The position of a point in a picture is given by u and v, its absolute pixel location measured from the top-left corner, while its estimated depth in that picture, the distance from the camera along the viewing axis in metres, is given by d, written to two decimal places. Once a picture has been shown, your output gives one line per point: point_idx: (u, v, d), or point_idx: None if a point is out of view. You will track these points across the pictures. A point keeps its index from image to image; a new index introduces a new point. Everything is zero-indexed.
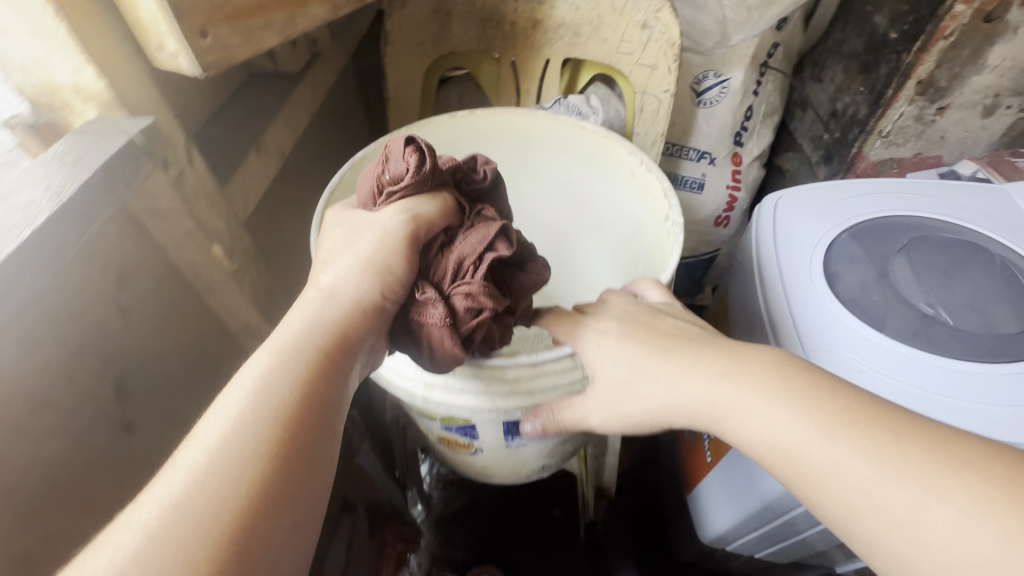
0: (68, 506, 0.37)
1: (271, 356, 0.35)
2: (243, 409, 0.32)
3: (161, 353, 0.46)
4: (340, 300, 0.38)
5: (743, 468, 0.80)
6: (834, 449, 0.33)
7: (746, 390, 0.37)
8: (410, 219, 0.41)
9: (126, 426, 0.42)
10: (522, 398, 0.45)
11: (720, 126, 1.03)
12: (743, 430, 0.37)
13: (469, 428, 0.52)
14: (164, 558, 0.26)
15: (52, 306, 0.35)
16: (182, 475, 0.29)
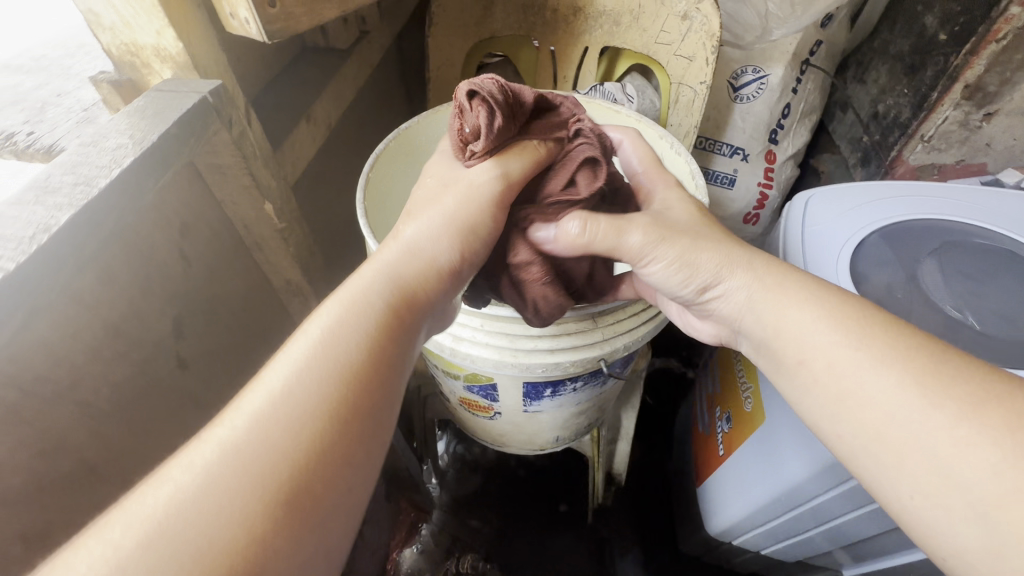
0: (127, 421, 0.41)
1: (349, 302, 0.34)
2: (315, 354, 0.31)
3: (213, 300, 0.50)
4: (417, 256, 0.38)
5: (757, 461, 0.80)
6: (856, 356, 0.36)
7: (775, 324, 0.41)
8: (500, 177, 0.42)
9: (180, 362, 0.46)
10: (544, 354, 0.47)
11: (756, 122, 1.02)
12: (790, 317, 0.40)
13: (490, 388, 0.55)
14: (220, 506, 0.25)
15: (125, 243, 0.39)
16: (248, 413, 0.28)
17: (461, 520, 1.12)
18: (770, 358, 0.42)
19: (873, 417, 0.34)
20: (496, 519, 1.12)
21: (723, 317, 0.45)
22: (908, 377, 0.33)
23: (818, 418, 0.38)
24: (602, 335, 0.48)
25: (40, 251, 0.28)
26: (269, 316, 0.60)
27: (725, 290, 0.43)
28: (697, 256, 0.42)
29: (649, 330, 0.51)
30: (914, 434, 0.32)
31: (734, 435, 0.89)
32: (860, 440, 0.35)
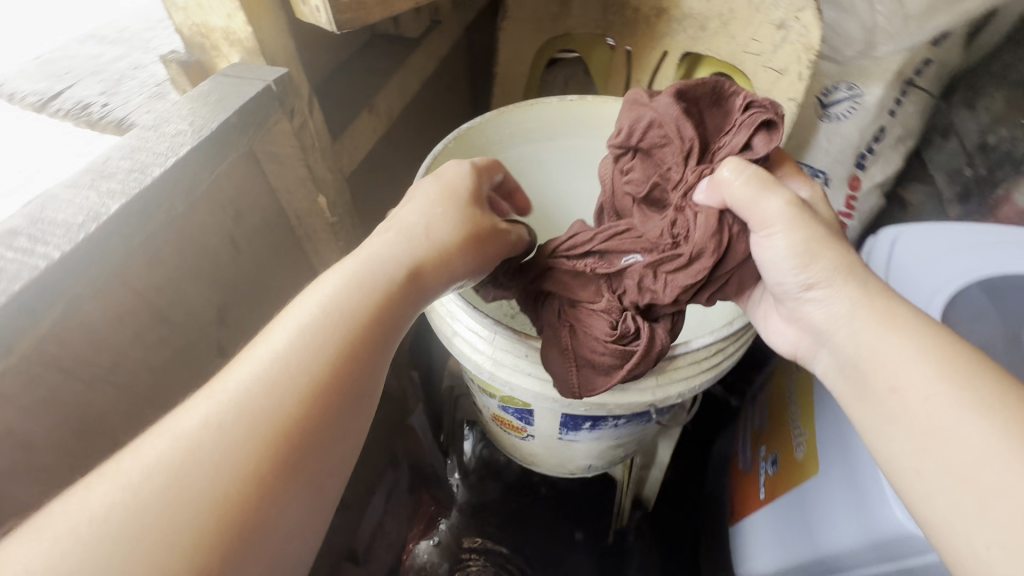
0: (160, 401, 0.41)
1: (361, 279, 0.34)
2: (319, 329, 0.31)
3: (259, 290, 0.49)
4: (429, 246, 0.37)
5: (801, 511, 0.75)
6: (955, 393, 0.32)
7: (868, 344, 0.37)
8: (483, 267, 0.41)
9: (220, 349, 0.46)
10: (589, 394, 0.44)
11: (843, 144, 0.92)
12: (899, 341, 0.35)
13: (526, 411, 0.52)
14: (178, 482, 0.24)
15: (174, 228, 0.38)
16: (239, 381, 0.28)
17: (479, 522, 1.10)
18: (853, 381, 0.38)
19: (961, 457, 0.31)
20: (515, 527, 1.09)
21: (811, 323, 0.41)
22: (1013, 427, 0.30)
23: (892, 444, 0.34)
24: (656, 381, 0.44)
25: (86, 239, 0.27)
26: None
27: (827, 296, 0.39)
28: (814, 259, 0.38)
29: (705, 379, 0.46)
30: (1012, 488, 0.29)
31: (779, 480, 0.83)
32: (940, 479, 0.31)
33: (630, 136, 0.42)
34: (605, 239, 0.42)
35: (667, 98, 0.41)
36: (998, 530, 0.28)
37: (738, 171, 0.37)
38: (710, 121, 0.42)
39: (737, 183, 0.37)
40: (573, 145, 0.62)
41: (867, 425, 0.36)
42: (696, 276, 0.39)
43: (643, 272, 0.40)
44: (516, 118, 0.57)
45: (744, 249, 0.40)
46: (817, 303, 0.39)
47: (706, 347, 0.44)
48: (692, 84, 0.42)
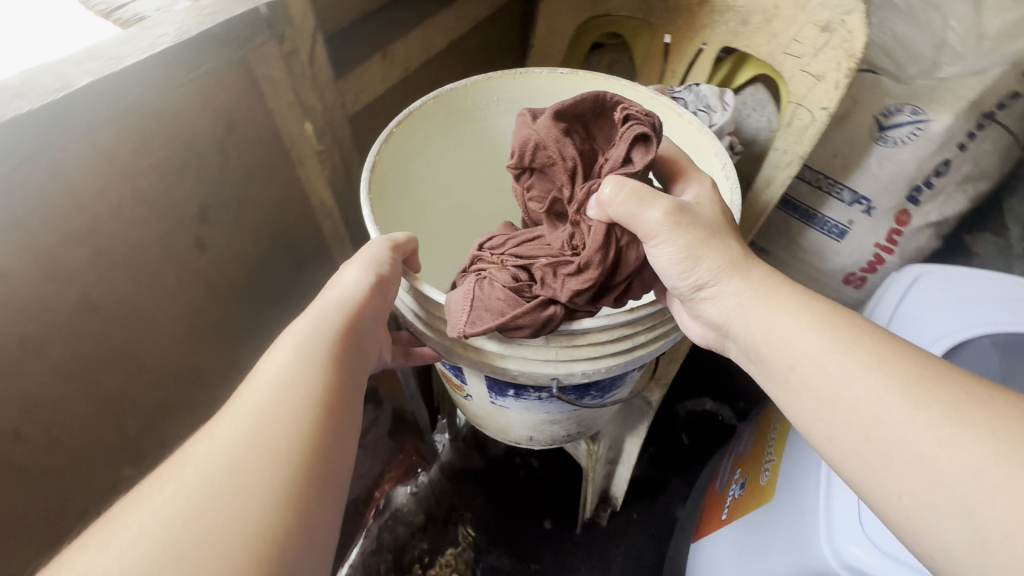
0: (135, 274, 0.47)
1: (325, 323, 0.43)
2: (301, 357, 0.41)
3: (246, 200, 0.55)
4: (381, 292, 0.46)
5: (752, 537, 0.71)
6: (841, 360, 0.37)
7: (762, 326, 0.41)
8: (382, 299, 0.46)
9: (198, 244, 0.52)
10: (488, 359, 0.47)
11: (895, 174, 0.79)
12: (785, 322, 0.40)
13: (460, 371, 0.54)
14: (199, 525, 0.32)
15: (161, 125, 0.44)
16: (224, 448, 0.36)
17: (457, 483, 1.07)
18: (760, 364, 0.41)
19: (859, 418, 0.35)
20: (488, 494, 1.06)
21: (709, 319, 0.44)
22: (894, 382, 0.35)
23: (804, 416, 0.38)
24: (557, 356, 0.45)
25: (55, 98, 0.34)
26: (305, 234, 0.65)
27: (718, 293, 0.42)
28: (710, 248, 0.42)
29: (616, 362, 0.46)
30: (902, 437, 0.33)
31: (742, 502, 0.79)
32: (848, 442, 0.35)
33: (525, 159, 0.47)
34: (519, 243, 0.49)
35: (546, 120, 0.46)
36: (907, 481, 0.32)
37: (617, 189, 0.40)
38: (598, 141, 0.48)
39: (617, 201, 0.40)
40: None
41: (782, 401, 0.40)
42: (585, 281, 0.43)
43: (545, 269, 0.44)
44: (504, 89, 0.59)
45: (636, 256, 0.44)
46: (710, 295, 0.42)
47: (613, 331, 0.44)
48: (573, 104, 0.46)
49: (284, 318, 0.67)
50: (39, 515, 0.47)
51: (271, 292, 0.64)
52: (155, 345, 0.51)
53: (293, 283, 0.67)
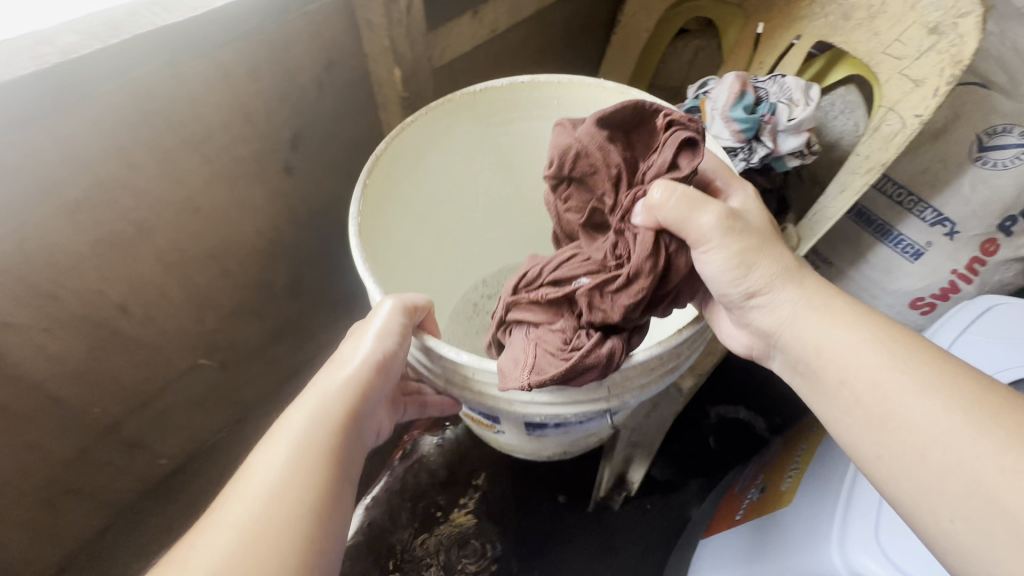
0: (232, 185, 0.53)
1: (327, 406, 0.40)
2: (299, 449, 0.37)
3: (333, 134, 0.60)
4: (388, 367, 0.43)
5: (757, 542, 0.68)
6: (899, 378, 0.34)
7: (814, 340, 0.38)
8: (388, 374, 0.43)
9: (286, 168, 0.57)
10: (528, 410, 0.44)
11: (991, 199, 0.66)
12: (840, 335, 0.37)
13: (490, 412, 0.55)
14: None
15: (271, 54, 0.49)
16: (214, 551, 0.33)
17: None
18: (808, 377, 0.39)
19: (911, 437, 0.33)
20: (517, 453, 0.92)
21: (758, 329, 0.41)
22: (955, 402, 0.33)
23: (852, 435, 0.36)
24: (606, 394, 0.43)
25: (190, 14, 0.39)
26: None
27: (769, 302, 0.39)
28: (764, 251, 0.39)
29: (655, 381, 0.46)
30: (960, 461, 0.31)
31: (760, 505, 0.77)
32: (899, 465, 0.33)
33: (562, 168, 0.43)
34: (557, 266, 0.45)
35: (588, 126, 0.42)
36: (963, 507, 0.31)
37: (667, 192, 0.37)
38: (638, 146, 0.43)
39: (669, 205, 0.37)
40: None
41: (830, 419, 0.38)
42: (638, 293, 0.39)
43: (589, 295, 0.41)
44: (530, 94, 0.58)
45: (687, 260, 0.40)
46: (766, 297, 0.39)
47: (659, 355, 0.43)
48: (608, 113, 0.42)
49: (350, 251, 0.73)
50: (126, 379, 0.54)
51: (343, 225, 0.69)
52: (239, 252, 0.57)
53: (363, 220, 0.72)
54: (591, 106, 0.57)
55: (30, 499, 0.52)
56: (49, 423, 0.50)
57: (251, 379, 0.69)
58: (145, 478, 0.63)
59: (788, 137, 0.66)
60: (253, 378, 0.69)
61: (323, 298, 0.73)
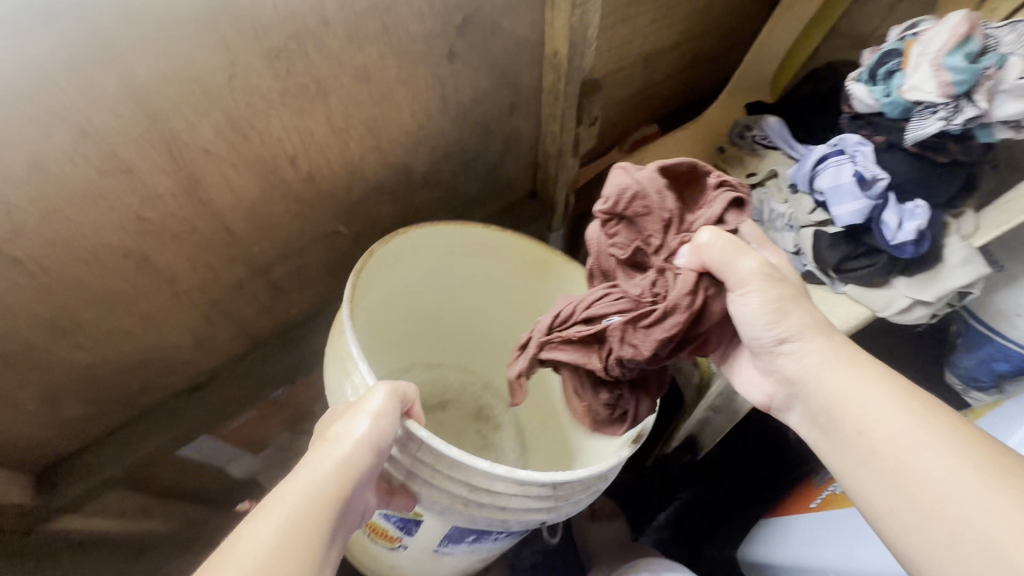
0: (400, 62, 0.55)
1: (317, 487, 0.38)
2: (286, 530, 0.36)
3: (497, 26, 0.59)
4: (381, 450, 0.42)
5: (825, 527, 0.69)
6: (916, 433, 0.38)
7: (836, 391, 0.42)
8: (380, 456, 0.42)
9: (449, 53, 0.58)
10: (493, 509, 0.49)
11: None
12: (861, 386, 0.41)
13: (408, 523, 0.54)
14: None
15: None
16: None
17: None
18: (827, 428, 0.43)
19: (920, 488, 0.37)
20: None
21: (785, 374, 0.45)
22: (965, 458, 0.36)
23: (865, 483, 0.40)
24: (552, 501, 0.50)
25: None
26: (527, 81, 0.68)
27: (800, 349, 0.43)
28: (795, 305, 0.43)
29: (586, 497, 0.53)
30: (968, 516, 0.34)
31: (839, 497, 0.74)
32: (907, 517, 0.37)
33: (615, 205, 0.46)
34: (588, 305, 0.48)
35: (650, 171, 0.45)
36: (969, 561, 0.33)
37: (716, 236, 0.41)
38: (686, 201, 0.47)
39: (716, 246, 0.41)
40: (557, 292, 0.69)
41: (842, 468, 0.42)
42: (672, 334, 0.42)
43: (623, 330, 0.44)
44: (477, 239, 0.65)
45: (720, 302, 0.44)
46: (796, 346, 0.43)
47: (601, 475, 0.50)
48: (672, 161, 0.46)
49: (483, 154, 0.74)
50: (282, 230, 0.61)
51: (485, 126, 0.70)
52: (392, 132, 0.60)
53: (502, 124, 0.72)
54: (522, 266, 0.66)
55: (198, 314, 0.61)
56: (219, 251, 0.57)
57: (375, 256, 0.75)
58: (280, 322, 0.72)
59: (1008, 100, 0.56)
60: None
61: (449, 194, 0.75)
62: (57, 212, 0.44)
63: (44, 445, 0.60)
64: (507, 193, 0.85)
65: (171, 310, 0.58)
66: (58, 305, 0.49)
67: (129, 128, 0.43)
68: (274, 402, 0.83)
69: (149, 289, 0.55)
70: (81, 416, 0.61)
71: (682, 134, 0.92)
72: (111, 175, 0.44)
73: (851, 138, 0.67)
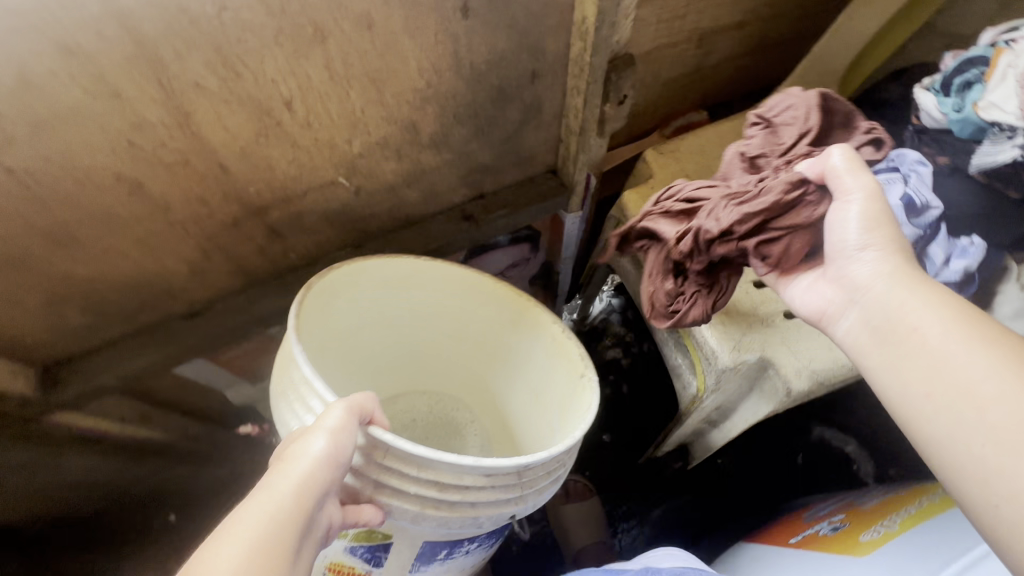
0: (408, 13, 0.51)
1: (277, 506, 0.41)
2: (248, 550, 0.38)
3: None
4: (340, 463, 0.45)
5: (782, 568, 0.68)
6: (964, 337, 0.43)
7: (899, 296, 0.47)
8: (340, 469, 0.45)
9: (464, 8, 0.54)
10: (464, 509, 0.53)
11: None
12: (921, 293, 0.46)
13: (377, 551, 0.57)
14: None
15: None
16: None
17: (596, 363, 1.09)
18: (881, 327, 0.48)
19: (960, 380, 0.42)
20: (636, 382, 1.05)
21: (852, 281, 0.49)
22: (1004, 359, 0.42)
23: (909, 376, 0.45)
24: (519, 493, 0.55)
25: None
26: (553, 49, 0.64)
27: (875, 258, 0.48)
28: (881, 217, 0.48)
29: (549, 485, 0.58)
30: (998, 399, 0.40)
31: (821, 537, 0.71)
32: (944, 404, 0.43)
33: (767, 115, 0.61)
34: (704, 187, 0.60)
35: (811, 95, 0.59)
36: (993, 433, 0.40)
37: (841, 149, 0.50)
38: (831, 136, 0.59)
39: (838, 155, 0.49)
40: (500, 308, 0.72)
41: (886, 365, 0.47)
42: (752, 214, 0.52)
43: (721, 202, 0.55)
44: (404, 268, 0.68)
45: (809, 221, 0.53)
46: (870, 254, 0.48)
47: (559, 458, 0.56)
48: (836, 98, 0.59)
49: (500, 122, 0.70)
50: (280, 175, 0.61)
51: (503, 92, 0.66)
52: (399, 86, 0.58)
53: (523, 92, 0.67)
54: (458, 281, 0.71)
55: (193, 245, 0.63)
56: (215, 188, 0.58)
57: (378, 213, 0.74)
58: (279, 265, 0.73)
59: None
60: (380, 212, 0.74)
61: (461, 159, 0.73)
62: (50, 128, 0.45)
63: (49, 344, 0.65)
64: (525, 167, 0.81)
65: (167, 237, 0.60)
66: (53, 217, 0.51)
67: (117, 51, 0.43)
68: (272, 338, 0.86)
69: (144, 215, 0.56)
70: (83, 323, 0.65)
71: (728, 125, 0.84)
72: (101, 97, 0.45)
73: (909, 155, 0.57)
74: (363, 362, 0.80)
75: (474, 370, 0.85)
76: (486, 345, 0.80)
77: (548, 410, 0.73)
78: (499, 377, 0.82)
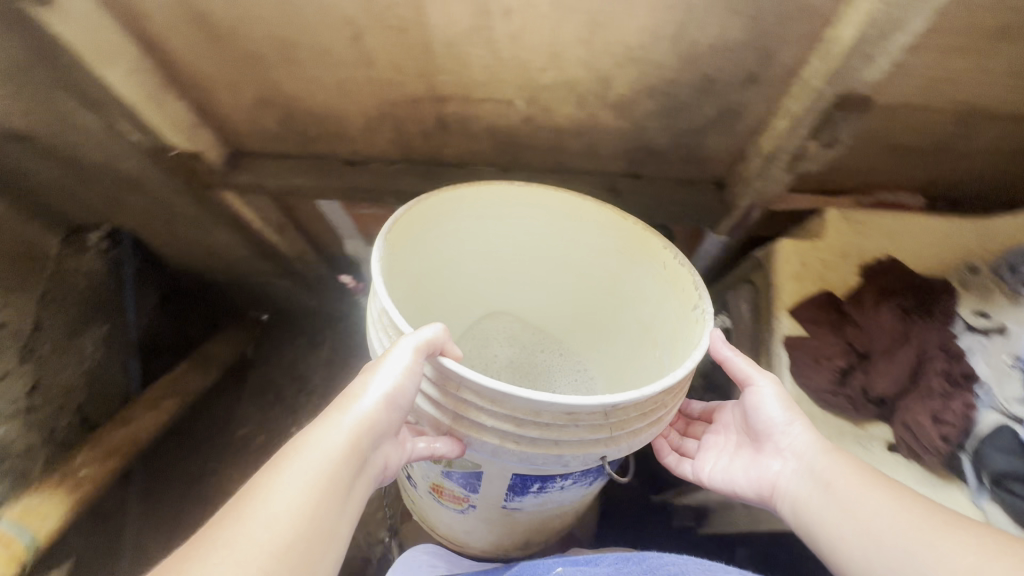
0: None
1: (334, 447, 0.45)
2: (311, 482, 0.43)
3: None
4: (397, 404, 0.47)
5: None
6: (879, 500, 0.46)
7: (823, 467, 0.50)
8: (394, 409, 0.47)
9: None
10: (547, 445, 0.50)
11: None
12: (832, 463, 0.50)
13: (471, 478, 0.63)
14: None
15: None
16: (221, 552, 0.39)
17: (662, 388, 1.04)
18: (810, 492, 0.50)
19: (874, 524, 0.45)
20: None
21: (786, 450, 0.52)
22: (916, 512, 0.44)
23: (829, 528, 0.48)
24: (609, 437, 0.51)
25: None
26: (785, 64, 0.58)
27: (796, 430, 0.53)
28: (789, 406, 0.54)
29: (645, 427, 0.54)
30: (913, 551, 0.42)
31: None
32: (861, 547, 0.45)
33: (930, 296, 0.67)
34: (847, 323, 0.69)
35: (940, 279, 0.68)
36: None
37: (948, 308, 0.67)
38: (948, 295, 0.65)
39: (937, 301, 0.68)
40: (609, 240, 0.69)
41: (822, 524, 0.48)
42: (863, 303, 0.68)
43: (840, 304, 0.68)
44: (512, 193, 0.67)
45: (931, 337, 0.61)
46: (791, 433, 0.53)
47: (655, 397, 0.51)
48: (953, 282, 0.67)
49: (690, 114, 0.67)
50: (471, 78, 0.65)
51: (710, 87, 0.62)
52: (613, 40, 0.58)
53: (729, 94, 0.63)
54: (573, 212, 0.68)
55: (377, 107, 0.70)
56: (417, 66, 0.63)
57: (534, 148, 0.76)
58: (433, 154, 0.79)
59: None
60: (538, 149, 0.76)
61: (634, 132, 0.71)
62: None
63: (245, 136, 0.78)
64: (693, 168, 0.77)
65: (363, 91, 0.68)
66: (294, 37, 0.60)
67: None
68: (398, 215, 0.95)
69: (355, 64, 0.64)
70: (274, 130, 0.76)
71: (938, 224, 0.72)
72: None
73: None
74: (468, 293, 0.82)
75: (584, 311, 0.81)
76: (591, 281, 0.77)
77: (660, 345, 0.68)
78: (602, 313, 0.79)
